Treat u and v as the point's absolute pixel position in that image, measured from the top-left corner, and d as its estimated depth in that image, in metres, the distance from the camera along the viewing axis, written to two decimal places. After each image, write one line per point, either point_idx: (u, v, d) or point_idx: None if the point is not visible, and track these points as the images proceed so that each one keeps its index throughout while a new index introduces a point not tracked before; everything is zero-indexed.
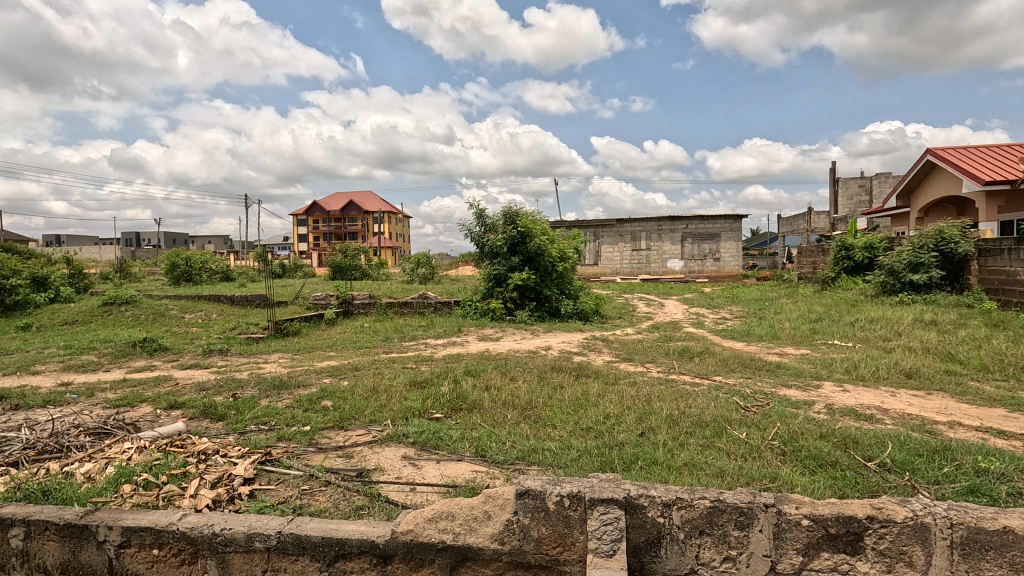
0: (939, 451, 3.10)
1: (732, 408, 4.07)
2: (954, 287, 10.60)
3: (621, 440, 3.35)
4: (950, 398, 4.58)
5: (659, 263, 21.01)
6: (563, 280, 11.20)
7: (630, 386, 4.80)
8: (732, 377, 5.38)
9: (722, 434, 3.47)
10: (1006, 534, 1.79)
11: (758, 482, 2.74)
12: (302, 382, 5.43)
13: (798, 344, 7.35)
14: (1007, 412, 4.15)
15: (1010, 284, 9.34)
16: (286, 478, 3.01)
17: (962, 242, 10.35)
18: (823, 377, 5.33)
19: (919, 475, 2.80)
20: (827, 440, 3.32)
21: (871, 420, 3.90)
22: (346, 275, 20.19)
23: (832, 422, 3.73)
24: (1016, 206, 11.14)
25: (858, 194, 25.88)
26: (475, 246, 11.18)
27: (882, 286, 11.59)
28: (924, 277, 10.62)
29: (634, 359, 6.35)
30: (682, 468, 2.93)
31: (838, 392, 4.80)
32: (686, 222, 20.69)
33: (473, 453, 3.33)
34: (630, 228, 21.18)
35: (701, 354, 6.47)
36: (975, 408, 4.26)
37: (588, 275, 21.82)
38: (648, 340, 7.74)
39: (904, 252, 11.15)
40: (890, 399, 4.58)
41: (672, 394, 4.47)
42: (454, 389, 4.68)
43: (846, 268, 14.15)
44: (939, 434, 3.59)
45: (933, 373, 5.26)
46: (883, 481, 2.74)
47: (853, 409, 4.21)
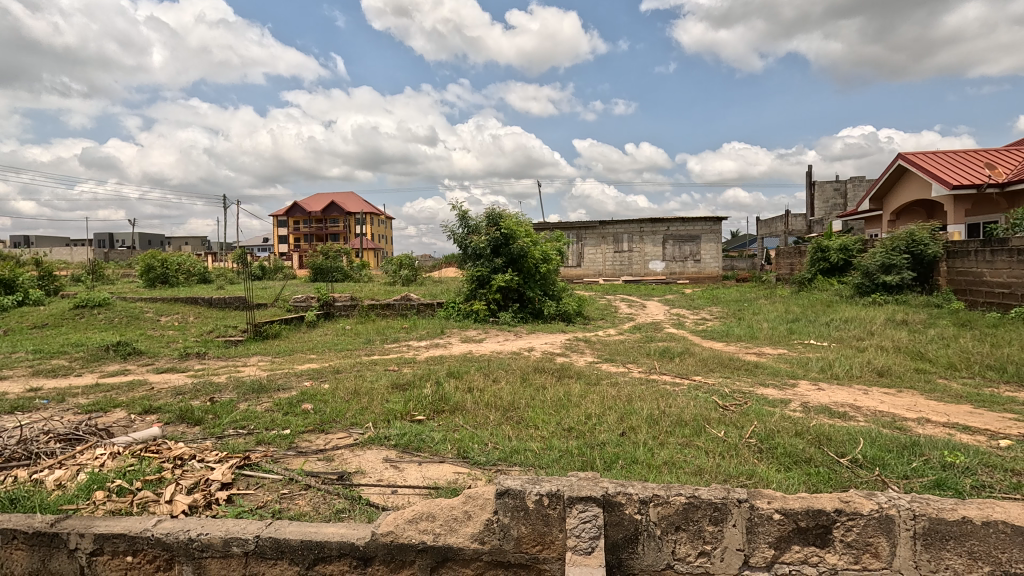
0: (908, 446, 3.20)
1: (711, 407, 4.13)
2: (924, 288, 10.94)
3: (603, 439, 3.39)
4: (920, 396, 4.72)
5: (641, 264, 21.22)
6: (546, 281, 11.25)
7: (611, 387, 4.85)
8: (711, 377, 5.47)
9: (701, 433, 3.53)
10: (964, 524, 1.86)
11: (735, 479, 2.80)
12: (283, 385, 5.36)
13: (775, 344, 7.51)
14: (973, 408, 4.29)
15: (976, 285, 9.67)
16: (265, 483, 2.97)
17: (931, 243, 10.70)
18: (799, 375, 5.45)
19: (890, 470, 2.89)
20: (802, 437, 3.40)
21: (844, 418, 4.01)
22: (327, 277, 19.95)
23: (808, 420, 3.82)
24: (983, 209, 11.53)
25: (833, 198, 26.55)
26: (458, 247, 11.15)
27: (857, 287, 11.89)
28: (897, 278, 10.93)
29: (616, 360, 6.43)
30: (661, 466, 2.98)
31: (813, 391, 4.92)
32: (668, 223, 20.94)
33: (455, 454, 3.33)
34: (612, 230, 21.37)
35: (682, 354, 6.55)
36: (943, 405, 4.40)
37: (570, 276, 21.95)
38: (630, 341, 7.82)
39: (877, 254, 11.46)
40: (863, 397, 4.71)
41: (654, 394, 4.52)
42: (437, 391, 4.67)
43: (822, 270, 14.46)
44: (908, 430, 3.70)
45: (904, 371, 5.43)
46: (855, 476, 2.82)
47: (827, 407, 4.31)
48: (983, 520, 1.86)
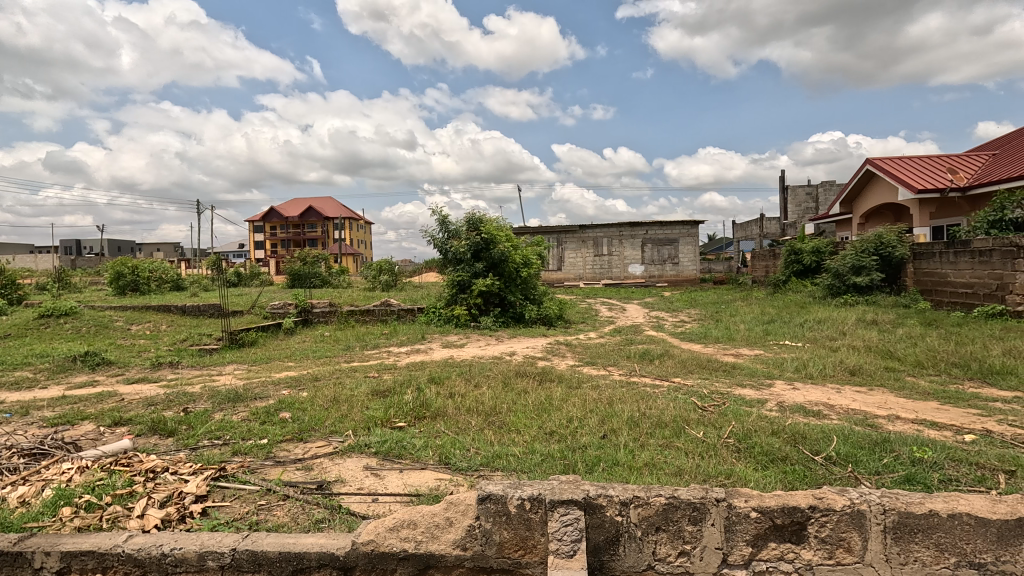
0: (879, 443, 3.30)
1: (690, 408, 4.19)
2: (893, 289, 11.30)
3: (584, 442, 3.42)
4: (890, 393, 4.87)
5: (621, 268, 21.43)
6: (527, 285, 11.28)
7: (593, 390, 4.88)
8: (690, 378, 5.55)
9: (681, 434, 3.58)
10: (931, 516, 1.93)
11: (714, 479, 2.84)
12: (260, 394, 5.25)
13: (752, 345, 7.68)
14: (940, 404, 4.45)
15: (941, 286, 10.05)
16: (242, 494, 2.90)
17: (899, 245, 11.07)
18: (775, 375, 5.58)
19: (862, 466, 2.97)
20: (779, 436, 3.47)
21: (818, 416, 4.10)
22: (305, 283, 19.63)
23: (785, 419, 3.91)
24: (946, 212, 12.00)
25: (805, 201, 27.25)
26: (438, 252, 11.11)
27: (829, 288, 12.22)
28: (866, 279, 11.26)
29: (597, 363, 6.48)
30: (642, 468, 3.01)
31: (789, 390, 5.02)
32: (646, 227, 21.22)
33: (437, 461, 3.31)
34: (592, 235, 21.55)
35: (662, 356, 6.63)
36: (912, 402, 4.55)
37: (551, 280, 22.03)
38: (610, 344, 7.92)
39: (848, 256, 11.79)
40: (836, 395, 4.84)
41: (635, 396, 4.56)
42: (418, 397, 4.63)
43: (796, 272, 14.84)
44: (879, 427, 3.82)
45: (874, 370, 5.60)
46: (829, 473, 2.89)
47: (802, 406, 4.40)
48: (949, 512, 1.92)
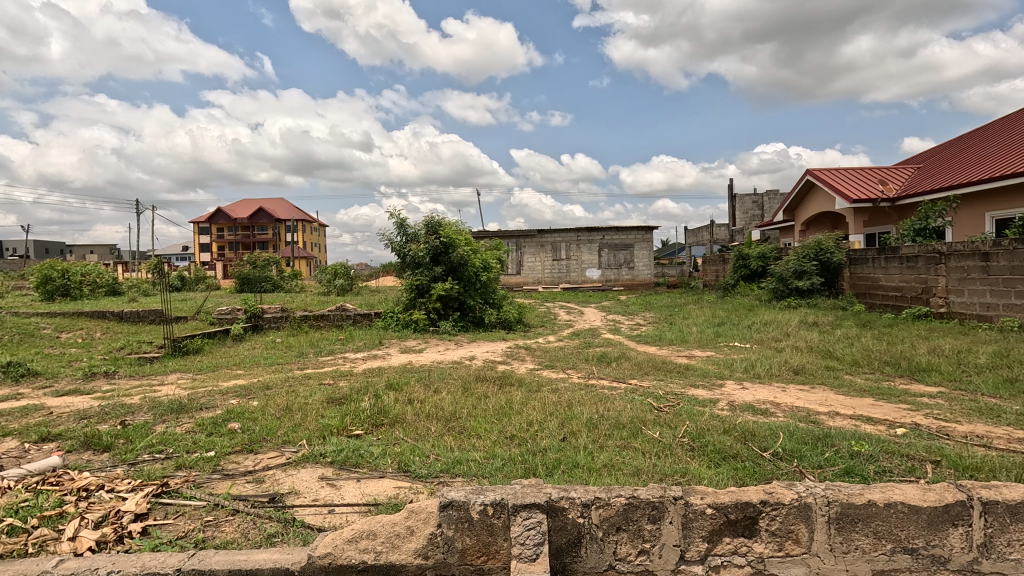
0: (821, 438, 3.48)
1: (646, 409, 4.30)
2: (831, 292, 12.00)
3: (544, 445, 3.43)
4: (830, 391, 5.16)
5: (578, 272, 21.75)
6: (487, 290, 11.26)
7: (552, 393, 4.92)
8: (646, 380, 5.69)
9: (638, 434, 3.66)
10: (870, 506, 2.05)
11: (670, 478, 2.92)
12: (206, 404, 4.99)
13: (704, 347, 7.95)
14: (874, 400, 4.75)
15: (874, 289, 10.76)
16: (187, 511, 2.74)
17: (836, 251, 11.78)
18: (726, 376, 5.80)
19: (806, 461, 3.13)
20: (730, 434, 3.61)
21: (766, 414, 4.29)
22: (255, 287, 18.85)
23: (735, 417, 4.08)
24: (878, 221, 12.92)
25: (752, 209, 28.55)
26: (396, 256, 10.93)
27: (774, 291, 12.84)
28: (808, 283, 11.91)
29: (556, 366, 6.54)
30: (601, 469, 3.05)
31: (739, 390, 5.23)
32: (603, 232, 21.65)
33: (395, 469, 3.25)
34: (550, 239, 21.78)
35: (619, 359, 6.77)
36: (850, 399, 4.84)
37: (510, 284, 22.10)
38: (569, 347, 8.02)
39: (791, 261, 12.44)
40: (782, 394, 5.08)
41: (594, 398, 4.63)
42: (376, 404, 4.52)
43: (743, 276, 15.51)
44: (821, 423, 4.04)
45: (816, 369, 5.91)
46: (777, 469, 3.03)
47: (751, 405, 4.59)
48: (885, 501, 2.04)
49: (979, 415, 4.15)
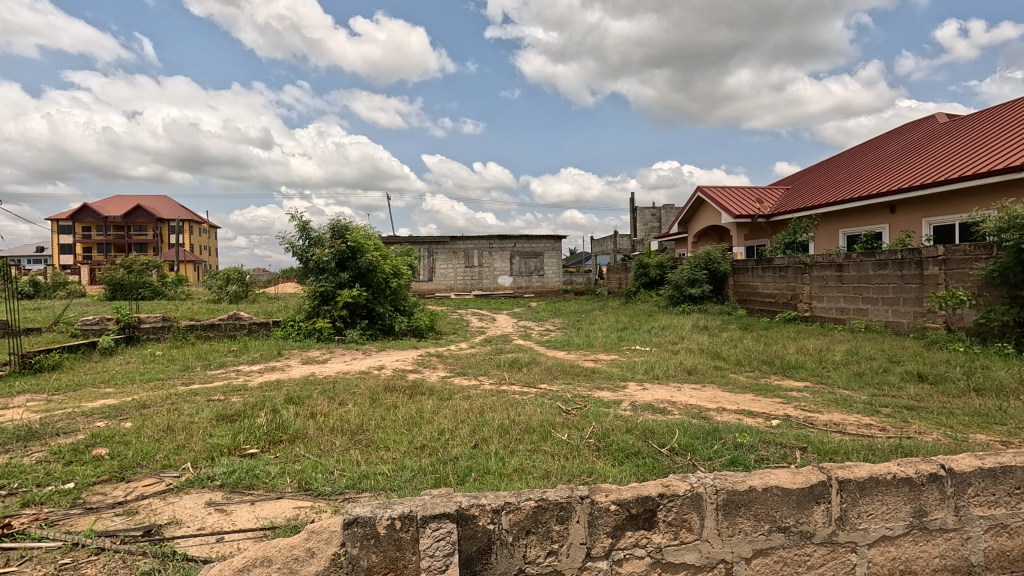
0: (711, 432, 3.80)
1: (555, 413, 4.41)
2: (719, 298, 13.19)
3: (455, 453, 3.40)
4: (718, 388, 5.66)
5: (490, 279, 21.92)
6: (396, 297, 10.96)
7: (464, 400, 4.89)
8: (555, 384, 5.84)
9: (547, 437, 3.75)
10: (750, 491, 2.22)
11: (578, 478, 3.02)
12: (64, 428, 4.32)
13: (609, 350, 8.36)
14: (754, 396, 5.27)
15: (753, 296, 12.02)
16: (35, 555, 2.35)
17: (722, 261, 12.98)
18: (629, 378, 6.13)
19: (698, 454, 3.40)
20: (631, 433, 3.82)
21: (664, 412, 4.60)
22: (130, 294, 16.77)
23: (637, 416, 4.32)
24: (756, 235, 14.45)
25: (651, 221, 30.62)
26: (298, 261, 10.30)
27: (670, 298, 13.85)
28: (699, 290, 13.00)
29: (468, 373, 6.51)
30: (512, 474, 3.08)
31: (640, 390, 5.56)
32: (514, 240, 22.04)
33: (295, 488, 3.03)
34: (462, 246, 21.74)
35: (529, 364, 6.89)
36: (734, 395, 5.34)
37: (421, 291, 21.72)
38: (481, 354, 8.04)
39: (684, 270, 13.51)
40: (678, 393, 5.48)
41: (505, 404, 4.67)
42: (274, 419, 4.20)
43: (643, 283, 16.57)
44: (710, 418, 4.41)
45: (706, 368, 6.45)
46: (673, 463, 3.25)
47: (650, 404, 4.90)
48: (762, 486, 2.23)
49: (837, 405, 4.77)
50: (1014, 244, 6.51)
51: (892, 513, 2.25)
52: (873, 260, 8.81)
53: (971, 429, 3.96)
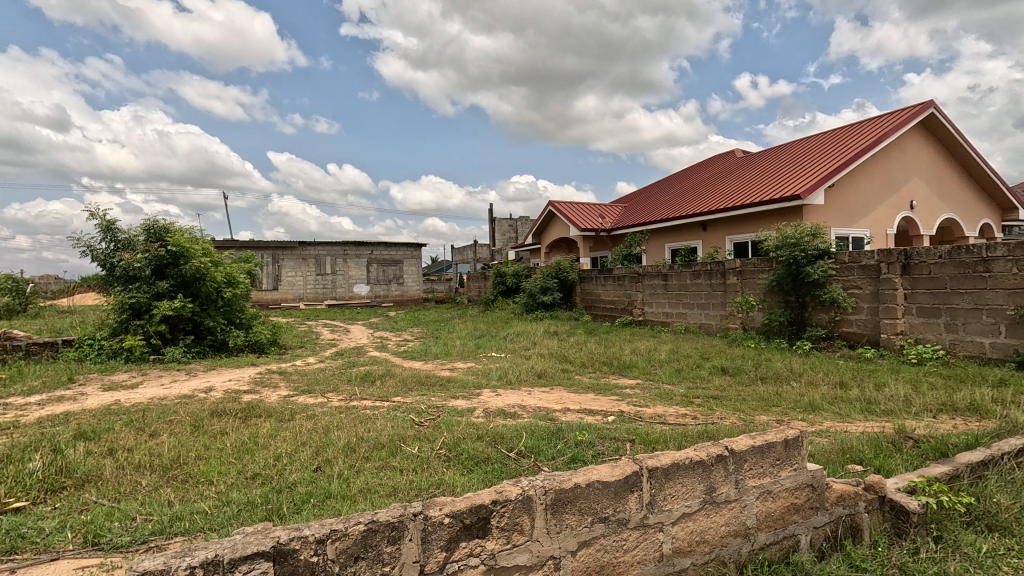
0: (555, 433, 4.05)
1: (407, 426, 4.31)
2: (568, 305, 14.21)
3: (293, 480, 3.13)
4: (564, 390, 6.06)
5: (345, 288, 20.79)
6: (231, 308, 9.80)
7: (307, 420, 4.53)
8: (409, 396, 5.71)
9: (397, 452, 3.64)
10: (574, 488, 2.12)
11: (426, 491, 2.98)
12: None
13: (465, 358, 8.45)
14: (595, 395, 5.75)
15: (596, 303, 13.21)
16: None
17: (571, 271, 14.01)
18: (483, 385, 6.25)
19: (542, 455, 3.59)
20: (482, 440, 3.89)
21: (514, 417, 4.79)
22: None
23: (488, 423, 4.42)
24: (599, 247, 15.93)
25: (508, 232, 31.92)
26: (101, 267, 8.64)
27: (525, 305, 14.53)
28: (550, 298, 13.86)
29: (315, 390, 6.05)
30: (356, 495, 2.93)
31: (493, 397, 5.70)
32: (371, 247, 21.23)
33: (79, 544, 2.50)
34: (313, 252, 20.30)
35: (383, 377, 6.65)
36: (578, 396, 5.77)
37: (265, 301, 19.75)
38: (330, 368, 7.54)
39: (538, 279, 14.30)
40: (528, 397, 5.75)
41: (353, 421, 4.43)
42: (53, 462, 3.42)
43: (501, 292, 17.15)
44: (555, 419, 4.70)
45: (555, 372, 6.87)
46: (519, 466, 3.39)
47: (502, 410, 5.06)
48: (586, 481, 2.15)
49: (661, 399, 5.42)
50: (785, 259, 8.10)
51: (687, 493, 2.28)
52: (690, 271, 10.26)
53: (757, 411, 4.80)
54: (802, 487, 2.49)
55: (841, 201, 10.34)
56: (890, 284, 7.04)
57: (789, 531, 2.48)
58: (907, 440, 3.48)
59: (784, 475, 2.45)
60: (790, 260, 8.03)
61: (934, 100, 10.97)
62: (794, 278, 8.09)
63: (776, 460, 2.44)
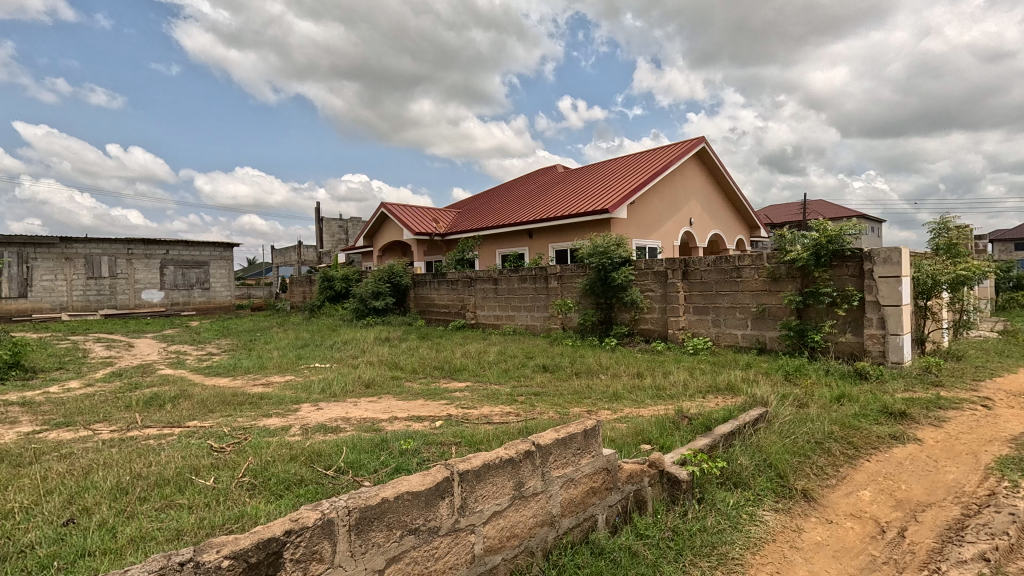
0: (379, 444, 3.89)
1: (202, 454, 3.73)
2: (401, 310, 13.94)
3: (29, 542, 2.45)
4: (392, 399, 5.88)
5: (130, 294, 17.33)
6: None
7: (60, 461, 3.62)
8: (209, 419, 4.96)
9: (186, 487, 3.12)
10: (382, 503, 2.01)
11: (221, 528, 2.60)
12: None
13: (283, 371, 7.68)
14: (424, 401, 5.71)
15: (430, 307, 13.21)
16: None
17: (404, 275, 13.77)
18: (302, 400, 5.73)
19: (363, 469, 3.41)
20: (295, 460, 3.55)
21: (336, 431, 4.49)
22: None
23: (304, 441, 4.06)
24: (433, 251, 15.98)
25: (338, 233, 30.10)
26: None
27: (355, 311, 13.83)
28: (382, 303, 13.42)
29: (76, 423, 4.87)
30: (125, 547, 2.41)
31: (312, 412, 5.26)
32: (166, 247, 18.08)
33: None
34: (82, 251, 16.50)
35: (175, 399, 5.65)
36: (406, 403, 5.65)
37: (6, 312, 15.40)
38: (101, 394, 6.16)
39: (369, 283, 13.73)
40: (353, 408, 5.45)
41: (127, 455, 3.66)
42: None
43: (328, 297, 16.06)
44: (381, 430, 4.53)
45: (383, 380, 6.64)
46: (337, 484, 3.16)
47: (323, 424, 4.70)
48: (394, 494, 2.05)
49: (488, 399, 5.60)
50: (596, 266, 9.09)
51: (497, 492, 2.36)
52: (517, 275, 10.87)
53: (572, 404, 5.27)
54: (599, 471, 2.78)
55: (640, 216, 12.00)
56: (675, 287, 8.36)
57: (588, 513, 2.73)
58: (683, 419, 4.15)
59: (584, 462, 2.70)
60: (600, 266, 9.03)
61: (704, 136, 13.42)
62: (603, 282, 9.11)
63: (577, 450, 2.68)
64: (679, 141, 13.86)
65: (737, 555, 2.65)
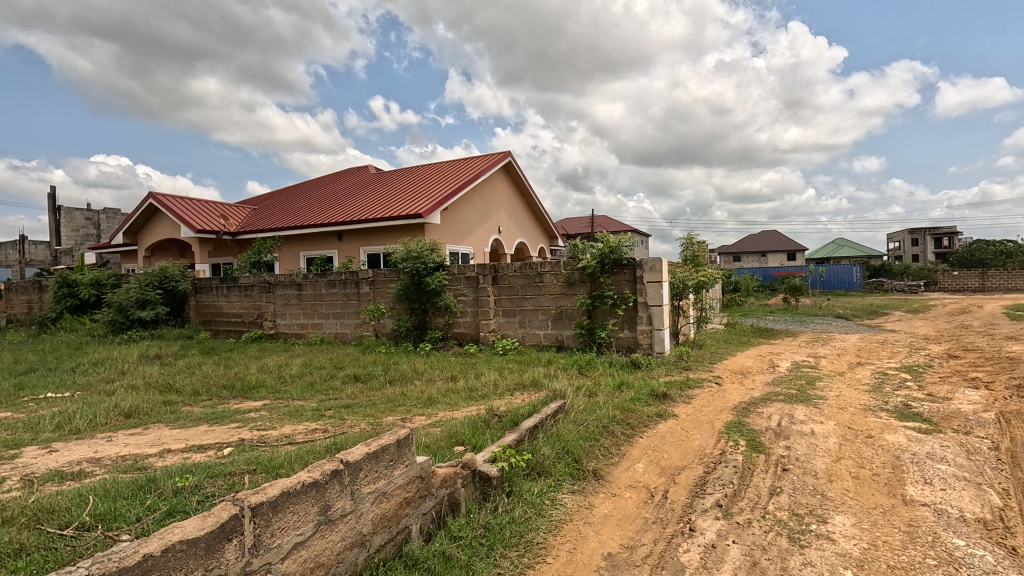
0: (143, 486, 3.18)
1: None
2: (178, 321, 11.80)
3: None
4: (165, 428, 4.90)
5: None
6: None
7: None
8: None
9: None
10: (145, 561, 1.63)
11: None
12: None
13: None
14: (208, 427, 4.89)
15: (217, 316, 11.46)
16: None
17: (181, 280, 11.67)
18: (25, 442, 4.39)
19: (121, 520, 2.75)
20: (11, 526, 2.68)
21: (80, 478, 3.54)
22: None
23: (25, 496, 3.11)
24: (221, 252, 13.91)
25: (83, 227, 24.06)
26: None
27: (111, 324, 11.22)
28: (151, 313, 11.15)
29: None
30: None
31: (42, 456, 4.06)
32: None
33: None
34: None
35: None
36: (184, 431, 4.77)
37: None
38: None
39: (131, 289, 11.26)
40: (106, 446, 4.37)
41: None
42: None
43: (69, 307, 12.68)
44: (148, 468, 3.73)
45: (152, 407, 5.49)
46: (81, 546, 2.49)
47: (58, 471, 3.67)
48: (163, 547, 1.68)
49: (290, 417, 5.07)
50: (410, 270, 9.00)
51: (300, 520, 2.14)
52: (325, 280, 10.13)
53: (385, 414, 5.09)
54: (413, 480, 2.73)
55: (452, 222, 12.29)
56: (485, 292, 8.75)
57: (401, 525, 2.66)
58: (494, 417, 4.35)
59: (396, 473, 2.62)
60: (413, 271, 8.96)
61: (510, 151, 14.42)
62: (417, 286, 9.06)
63: (389, 461, 2.59)
64: (487, 154, 14.62)
65: (541, 539, 2.87)
